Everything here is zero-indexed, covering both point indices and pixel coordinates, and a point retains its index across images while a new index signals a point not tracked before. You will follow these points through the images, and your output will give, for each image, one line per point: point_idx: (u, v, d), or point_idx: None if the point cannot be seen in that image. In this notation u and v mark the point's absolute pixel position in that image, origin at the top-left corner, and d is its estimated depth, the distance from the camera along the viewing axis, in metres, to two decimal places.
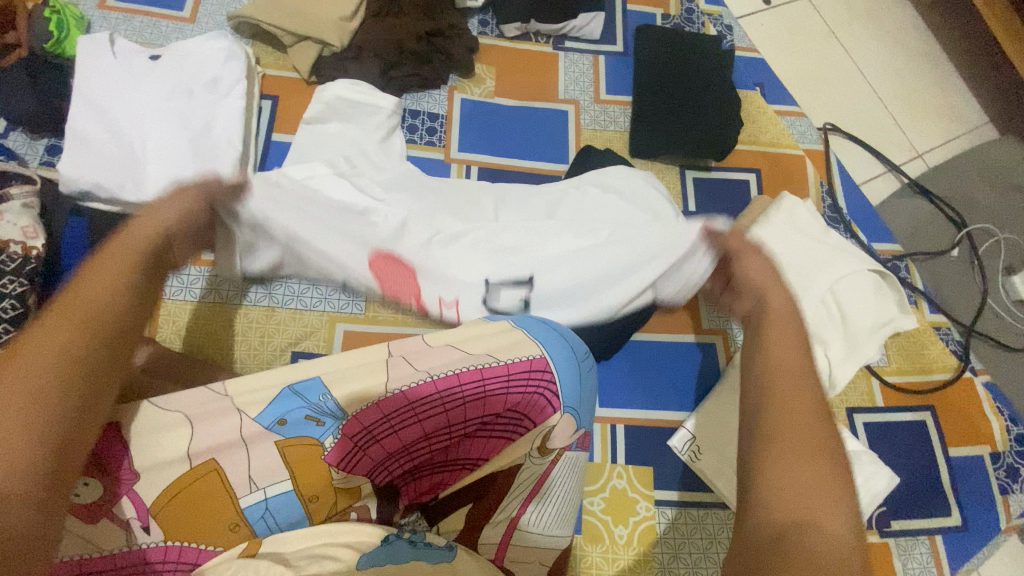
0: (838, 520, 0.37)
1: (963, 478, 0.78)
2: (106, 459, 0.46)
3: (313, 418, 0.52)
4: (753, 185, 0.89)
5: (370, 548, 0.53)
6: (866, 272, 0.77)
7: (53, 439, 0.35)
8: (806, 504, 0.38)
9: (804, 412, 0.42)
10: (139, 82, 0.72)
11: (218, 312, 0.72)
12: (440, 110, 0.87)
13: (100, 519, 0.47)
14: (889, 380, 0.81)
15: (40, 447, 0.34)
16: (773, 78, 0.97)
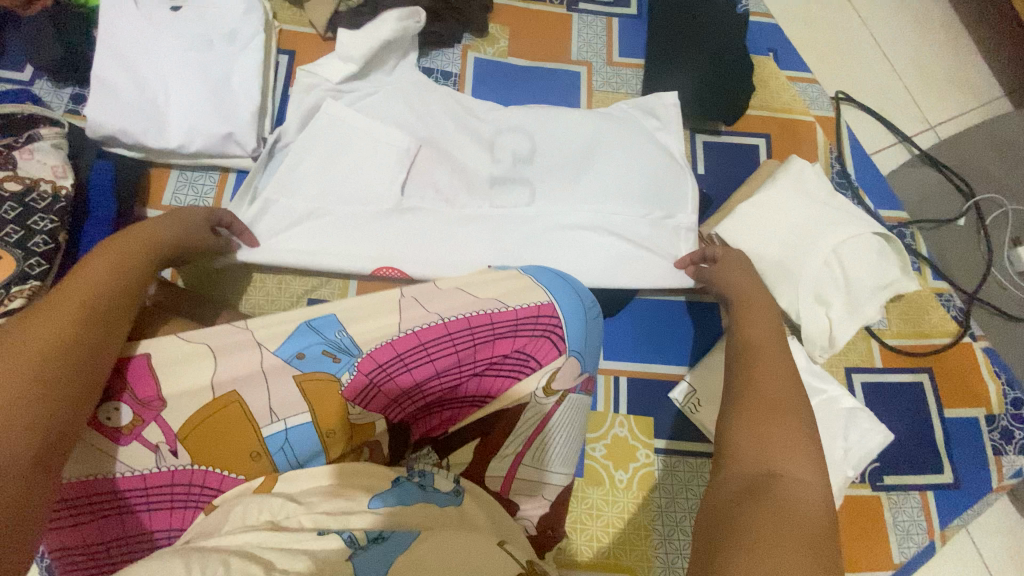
0: (804, 479, 0.42)
1: (957, 439, 0.80)
2: (136, 387, 0.52)
3: (330, 354, 0.58)
4: (762, 149, 0.90)
5: (381, 490, 0.54)
6: (869, 236, 0.78)
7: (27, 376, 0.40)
8: (774, 461, 0.44)
9: (777, 400, 0.50)
10: (160, 32, 0.74)
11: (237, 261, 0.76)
12: (453, 68, 0.88)
13: (130, 441, 0.52)
14: (889, 343, 0.82)
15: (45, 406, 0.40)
16: (787, 44, 0.97)
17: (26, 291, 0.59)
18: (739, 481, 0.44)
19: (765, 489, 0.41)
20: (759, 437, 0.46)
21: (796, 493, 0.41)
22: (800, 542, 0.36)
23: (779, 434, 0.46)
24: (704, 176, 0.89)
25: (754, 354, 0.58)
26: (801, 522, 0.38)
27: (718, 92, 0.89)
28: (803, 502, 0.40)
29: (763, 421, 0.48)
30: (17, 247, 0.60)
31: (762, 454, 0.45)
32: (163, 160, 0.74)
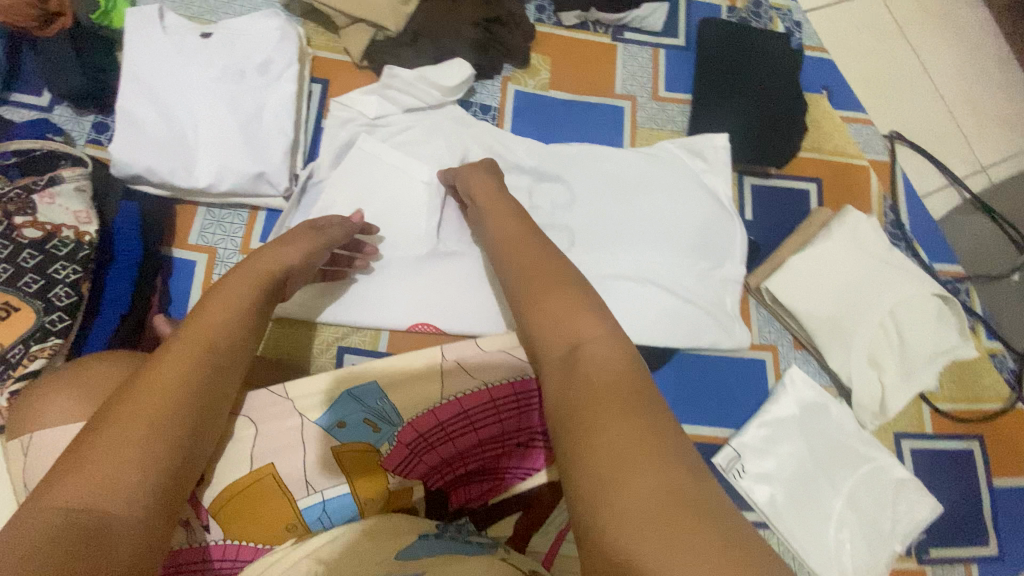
0: (607, 339, 0.46)
1: (1006, 510, 0.77)
2: None
3: (371, 423, 0.55)
4: (813, 195, 0.86)
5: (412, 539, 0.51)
6: (929, 297, 0.74)
7: (154, 430, 0.40)
8: (575, 334, 0.47)
9: (547, 279, 0.52)
10: (189, 61, 0.70)
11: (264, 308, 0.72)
12: (492, 101, 0.84)
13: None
14: (939, 407, 0.79)
15: (155, 454, 0.40)
16: (842, 82, 0.92)
17: (47, 350, 0.56)
18: (554, 374, 0.46)
19: (579, 371, 0.45)
20: (553, 316, 0.49)
21: (598, 355, 0.45)
22: (628, 418, 0.40)
23: (560, 304, 0.49)
24: (752, 223, 0.85)
25: (507, 245, 0.58)
26: (617, 399, 0.41)
27: (770, 135, 0.84)
28: (605, 364, 0.44)
29: (543, 300, 0.50)
30: (38, 296, 0.57)
31: (562, 334, 0.48)
32: (191, 198, 0.70)
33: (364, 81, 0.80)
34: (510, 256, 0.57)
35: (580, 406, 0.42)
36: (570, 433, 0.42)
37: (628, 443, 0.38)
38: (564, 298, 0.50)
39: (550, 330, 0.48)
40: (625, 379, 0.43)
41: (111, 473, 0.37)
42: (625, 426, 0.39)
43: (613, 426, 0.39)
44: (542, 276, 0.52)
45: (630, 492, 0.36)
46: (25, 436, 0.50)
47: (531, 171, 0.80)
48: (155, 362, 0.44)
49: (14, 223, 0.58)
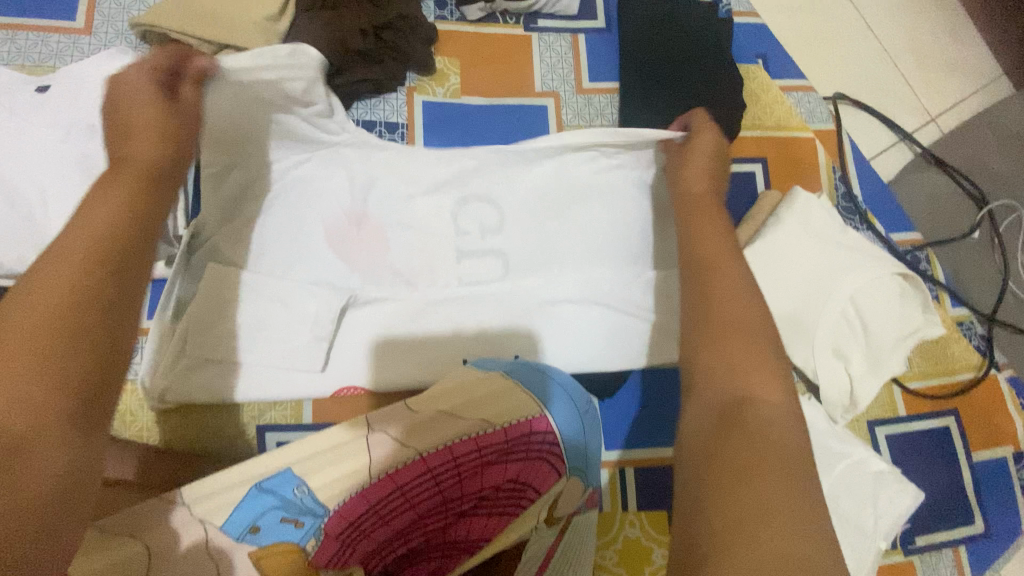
0: (774, 394, 0.42)
1: (987, 483, 0.74)
2: None
3: (291, 519, 0.49)
4: (758, 178, 0.80)
5: None
6: (892, 277, 0.69)
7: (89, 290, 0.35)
8: (742, 387, 0.42)
9: (744, 317, 0.47)
10: (26, 122, 0.60)
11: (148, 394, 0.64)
12: (398, 118, 0.75)
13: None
14: (910, 387, 0.75)
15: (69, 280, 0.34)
16: (777, 47, 0.85)
17: None
18: (712, 412, 0.42)
19: (738, 429, 0.40)
20: (722, 368, 0.44)
21: (768, 419, 0.40)
22: (793, 493, 0.36)
23: (746, 357, 0.44)
24: None
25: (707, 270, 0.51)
26: (785, 475, 0.37)
27: (708, 118, 0.77)
28: (777, 431, 0.40)
29: (728, 343, 0.45)
30: None
31: (731, 379, 0.43)
32: None
33: None
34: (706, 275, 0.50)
35: (743, 460, 0.38)
36: (721, 478, 0.37)
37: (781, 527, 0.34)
38: (744, 342, 0.45)
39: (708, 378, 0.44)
40: (793, 461, 0.38)
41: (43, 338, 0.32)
42: (790, 498, 0.35)
43: (773, 487, 0.36)
44: (731, 300, 0.48)
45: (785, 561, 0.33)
46: None
47: (449, 191, 0.70)
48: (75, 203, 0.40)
49: None
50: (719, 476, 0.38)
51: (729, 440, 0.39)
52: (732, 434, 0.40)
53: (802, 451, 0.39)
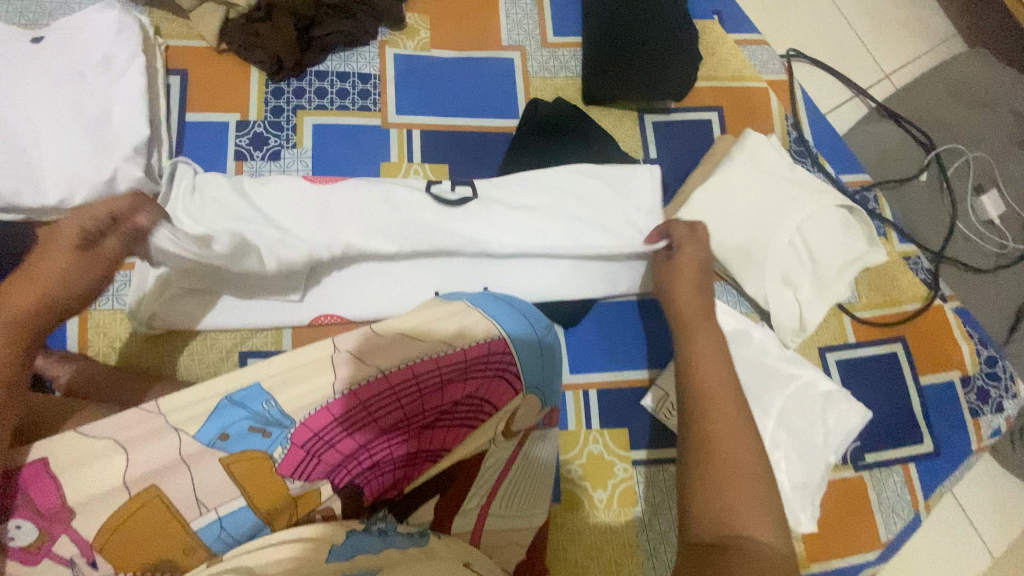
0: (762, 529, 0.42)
1: (935, 405, 0.78)
2: (36, 500, 0.43)
3: (258, 428, 0.49)
4: (715, 124, 0.84)
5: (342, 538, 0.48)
6: (834, 209, 0.74)
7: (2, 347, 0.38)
8: (731, 526, 0.42)
9: (737, 426, 0.48)
10: (20, 68, 0.64)
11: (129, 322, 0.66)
12: (371, 69, 0.79)
13: (42, 558, 0.44)
14: (859, 316, 0.79)
15: None
16: (731, 4, 0.91)
17: None
18: (698, 547, 0.43)
19: (721, 552, 0.40)
20: (713, 493, 0.45)
21: (756, 554, 0.40)
22: None
23: (736, 480, 0.45)
24: (659, 161, 0.83)
25: (706, 390, 0.52)
26: None
27: (665, 66, 0.81)
28: (765, 565, 0.39)
29: (726, 479, 0.45)
30: None
31: (722, 504, 0.44)
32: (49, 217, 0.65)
33: (228, 66, 0.75)
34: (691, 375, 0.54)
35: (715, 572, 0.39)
36: None
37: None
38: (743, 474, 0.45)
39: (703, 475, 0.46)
40: None
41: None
42: None
43: None
44: (731, 430, 0.48)
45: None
46: None
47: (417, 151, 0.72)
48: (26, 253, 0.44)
49: None
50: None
51: (711, 560, 0.40)
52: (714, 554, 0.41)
53: None
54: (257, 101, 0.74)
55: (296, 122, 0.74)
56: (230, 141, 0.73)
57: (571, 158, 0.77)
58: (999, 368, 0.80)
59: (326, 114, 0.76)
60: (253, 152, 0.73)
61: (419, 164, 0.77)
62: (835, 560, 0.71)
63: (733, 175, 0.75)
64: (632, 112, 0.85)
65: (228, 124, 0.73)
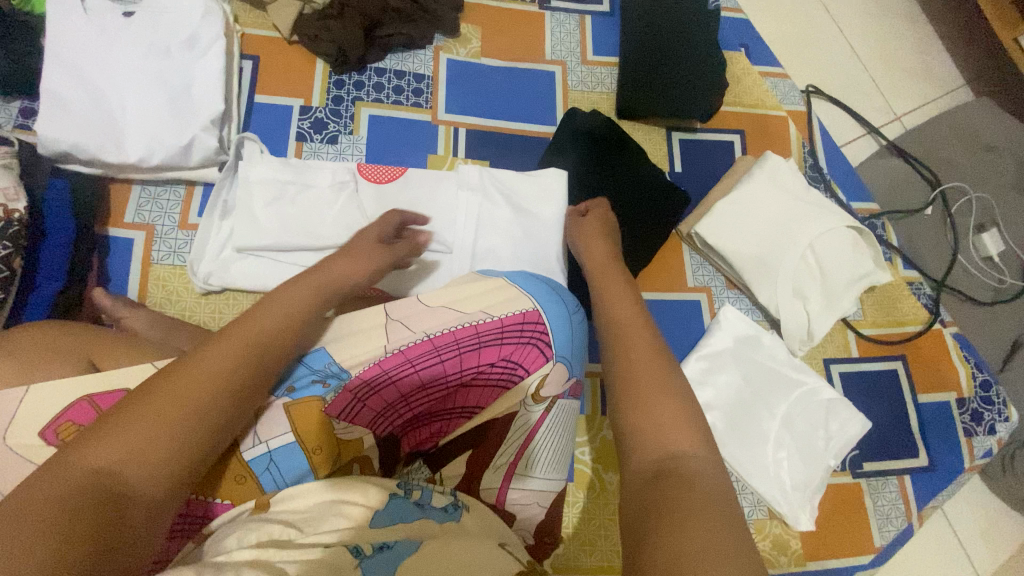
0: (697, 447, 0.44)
1: (931, 423, 0.82)
2: None
3: (319, 380, 0.56)
4: (737, 145, 0.91)
5: (381, 504, 0.50)
6: (843, 229, 0.80)
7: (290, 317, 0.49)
8: (671, 444, 0.44)
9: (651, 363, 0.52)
10: (113, 40, 0.70)
11: (180, 276, 0.71)
12: (425, 71, 0.86)
13: None
14: (863, 333, 0.84)
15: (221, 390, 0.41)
16: (757, 39, 0.98)
17: None
18: (647, 466, 0.43)
19: (671, 471, 0.41)
20: (650, 426, 0.46)
21: (697, 466, 0.42)
22: (721, 510, 0.38)
23: (667, 411, 0.47)
24: (681, 175, 0.89)
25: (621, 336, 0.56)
26: (714, 503, 0.38)
27: (696, 88, 0.88)
28: (710, 476, 0.41)
29: (647, 406, 0.47)
30: None
31: (661, 437, 0.45)
32: (124, 175, 0.70)
33: (296, 58, 0.82)
34: (620, 341, 0.55)
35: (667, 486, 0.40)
36: (654, 501, 0.39)
37: (714, 544, 0.34)
38: (666, 403, 0.48)
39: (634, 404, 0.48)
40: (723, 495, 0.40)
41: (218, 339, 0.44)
42: (717, 517, 0.37)
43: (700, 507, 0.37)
44: (650, 372, 0.51)
45: (715, 556, 0.33)
46: None
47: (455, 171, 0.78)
48: (274, 309, 0.49)
49: None
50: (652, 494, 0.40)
51: (663, 477, 0.41)
52: (665, 471, 0.42)
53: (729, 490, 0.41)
54: (320, 89, 0.81)
55: (354, 111, 0.81)
56: (293, 123, 0.79)
57: (603, 163, 0.84)
58: (993, 392, 0.85)
59: (383, 107, 0.83)
60: (313, 135, 0.79)
61: (463, 159, 0.83)
62: (829, 559, 0.75)
63: (749, 192, 0.81)
64: (660, 129, 0.91)
65: (292, 108, 0.80)
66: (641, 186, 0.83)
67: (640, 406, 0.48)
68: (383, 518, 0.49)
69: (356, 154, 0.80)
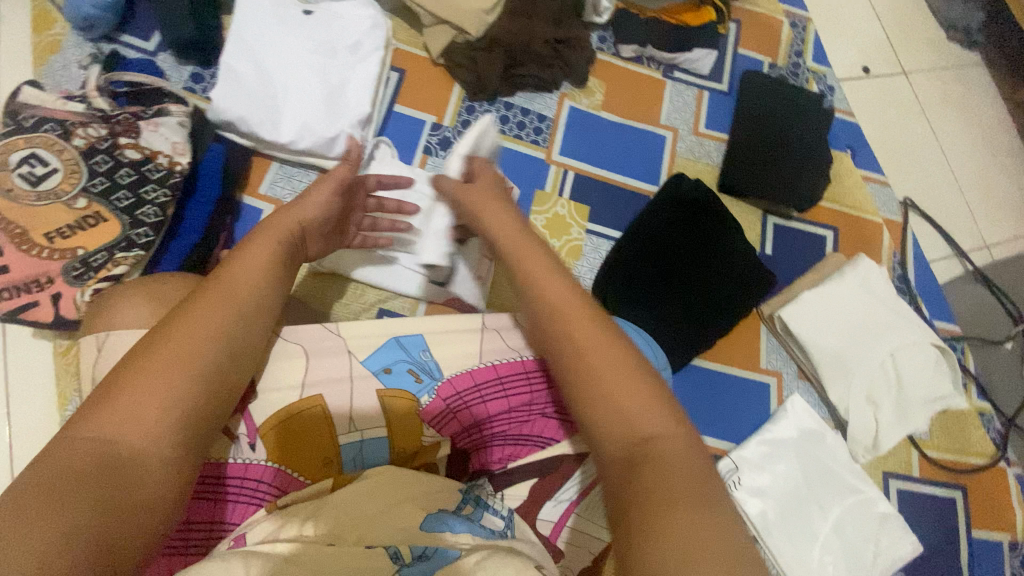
0: (664, 420, 0.42)
1: (983, 562, 0.80)
2: None
3: (413, 372, 0.59)
4: (829, 241, 0.93)
5: (433, 511, 0.52)
6: (926, 346, 0.80)
7: (236, 312, 0.46)
8: (642, 427, 0.42)
9: (588, 333, 0.47)
10: (290, 32, 0.77)
11: None
12: (549, 113, 0.91)
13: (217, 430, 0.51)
14: (927, 453, 0.83)
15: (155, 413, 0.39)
16: (864, 145, 1.01)
17: (129, 259, 0.61)
18: (617, 458, 0.42)
19: (640, 465, 0.40)
20: (613, 412, 0.43)
21: (665, 451, 0.40)
22: (697, 500, 0.37)
23: (623, 385, 0.44)
24: (770, 257, 0.91)
25: (551, 312, 0.49)
26: (694, 494, 0.37)
27: (801, 179, 0.91)
28: (679, 458, 0.40)
29: (602, 378, 0.44)
30: (126, 212, 0.62)
31: (624, 423, 0.42)
32: (268, 152, 0.76)
33: (438, 78, 0.88)
34: (546, 312, 0.50)
35: (638, 486, 0.39)
36: (629, 506, 0.38)
37: (698, 543, 0.34)
38: (625, 374, 0.44)
39: (595, 389, 0.44)
40: (697, 481, 0.38)
41: (171, 338, 0.42)
42: (691, 515, 0.36)
43: (677, 508, 0.36)
44: (597, 343, 0.46)
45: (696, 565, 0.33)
46: (100, 333, 0.51)
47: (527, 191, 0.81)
48: (189, 318, 0.43)
49: (117, 142, 0.64)
50: (624, 496, 0.39)
51: (635, 467, 0.40)
52: (631, 459, 0.41)
53: (712, 468, 0.40)
54: (452, 111, 0.87)
55: None
56: (423, 136, 0.85)
57: (696, 229, 0.86)
58: None
59: (504, 138, 0.88)
60: (438, 150, 0.85)
61: (566, 202, 0.88)
62: None
63: (840, 288, 0.82)
64: (756, 210, 0.94)
65: (424, 122, 0.86)
66: (728, 261, 0.84)
67: (595, 391, 0.44)
68: (429, 523, 0.51)
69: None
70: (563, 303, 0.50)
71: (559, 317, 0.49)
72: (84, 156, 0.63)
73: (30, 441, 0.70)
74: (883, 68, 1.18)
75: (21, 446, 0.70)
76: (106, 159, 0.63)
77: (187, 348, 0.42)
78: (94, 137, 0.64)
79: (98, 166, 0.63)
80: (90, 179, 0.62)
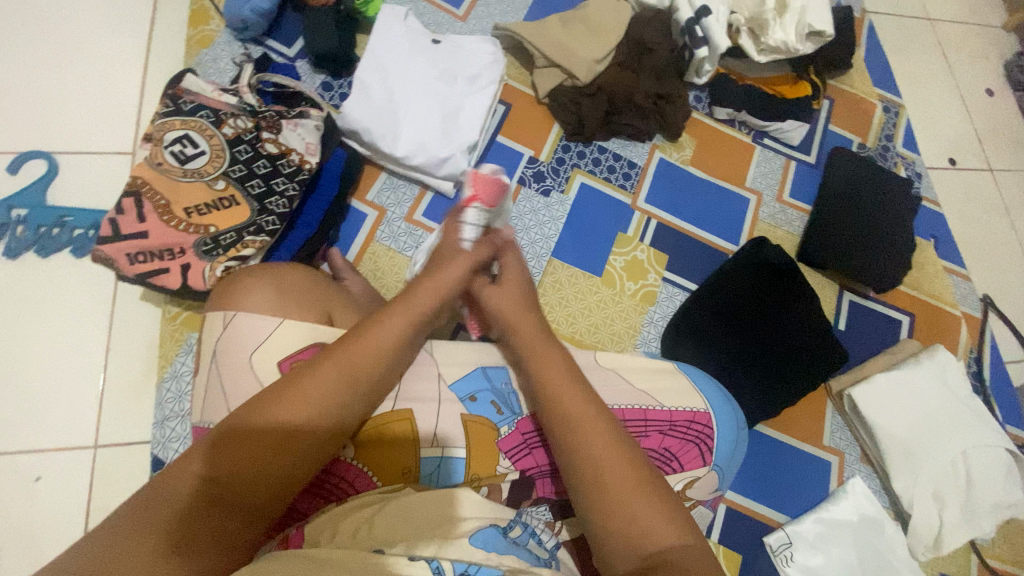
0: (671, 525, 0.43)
1: None
2: None
3: (495, 402, 0.60)
4: (904, 327, 0.92)
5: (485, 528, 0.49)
6: (1000, 450, 0.78)
7: (361, 379, 0.47)
8: (649, 528, 0.42)
9: (590, 420, 0.47)
10: (418, 57, 0.84)
11: (392, 258, 0.80)
12: (639, 161, 0.95)
13: None
14: (989, 562, 0.80)
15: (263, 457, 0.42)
16: (949, 236, 1.00)
17: (256, 243, 0.67)
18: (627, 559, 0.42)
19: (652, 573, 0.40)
20: (618, 510, 0.43)
21: (675, 557, 0.41)
22: None
23: (626, 481, 0.44)
24: (843, 333, 0.91)
25: (554, 390, 0.50)
26: None
27: (885, 259, 0.90)
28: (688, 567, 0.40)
29: (601, 469, 0.45)
30: (257, 200, 0.68)
31: (633, 521, 0.43)
32: (381, 162, 0.82)
33: (540, 116, 0.93)
34: (550, 394, 0.50)
35: None
36: None
37: None
38: (629, 470, 0.45)
39: (597, 480, 0.45)
40: None
41: (297, 388, 0.44)
42: None
43: None
44: (600, 431, 0.47)
45: None
46: (227, 312, 0.57)
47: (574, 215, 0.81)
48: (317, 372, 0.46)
49: (259, 136, 0.70)
50: None
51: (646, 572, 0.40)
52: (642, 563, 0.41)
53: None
54: (549, 148, 0.92)
55: (571, 175, 0.91)
56: (519, 168, 0.90)
57: (776, 300, 0.86)
58: None
59: (595, 179, 0.92)
60: (532, 183, 0.90)
61: (646, 247, 0.91)
62: None
63: (914, 376, 0.81)
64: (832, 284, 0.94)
65: (523, 155, 0.91)
66: (793, 341, 0.84)
67: (596, 481, 0.45)
68: (479, 539, 0.47)
69: (549, 237, 0.88)
70: (571, 385, 0.50)
71: (558, 399, 0.49)
72: (229, 144, 0.69)
73: (126, 395, 0.76)
74: (971, 162, 1.18)
75: (116, 398, 0.75)
76: (247, 149, 0.69)
77: (306, 402, 0.44)
78: (240, 129, 0.70)
79: (240, 155, 0.69)
80: (230, 165, 0.68)
